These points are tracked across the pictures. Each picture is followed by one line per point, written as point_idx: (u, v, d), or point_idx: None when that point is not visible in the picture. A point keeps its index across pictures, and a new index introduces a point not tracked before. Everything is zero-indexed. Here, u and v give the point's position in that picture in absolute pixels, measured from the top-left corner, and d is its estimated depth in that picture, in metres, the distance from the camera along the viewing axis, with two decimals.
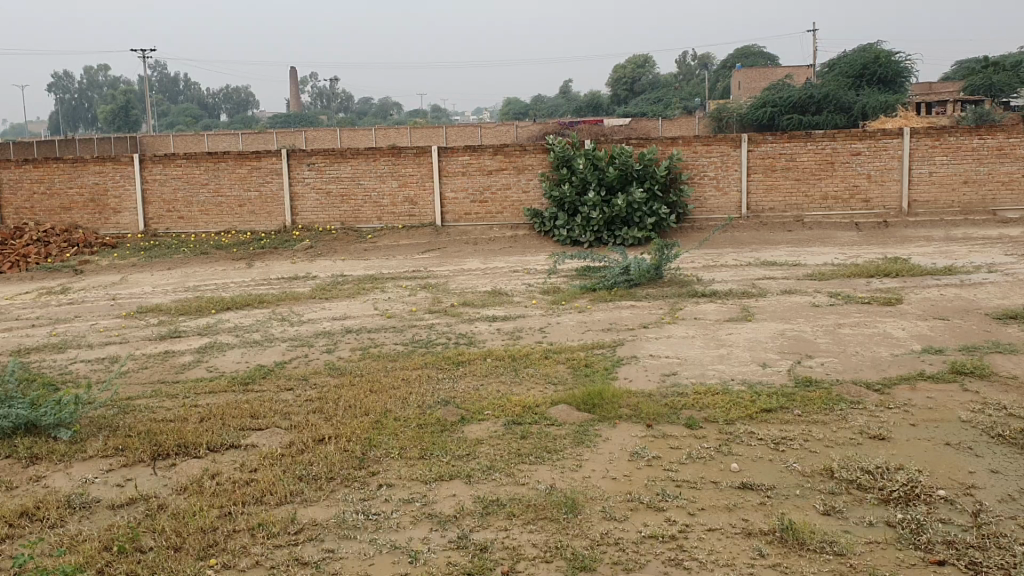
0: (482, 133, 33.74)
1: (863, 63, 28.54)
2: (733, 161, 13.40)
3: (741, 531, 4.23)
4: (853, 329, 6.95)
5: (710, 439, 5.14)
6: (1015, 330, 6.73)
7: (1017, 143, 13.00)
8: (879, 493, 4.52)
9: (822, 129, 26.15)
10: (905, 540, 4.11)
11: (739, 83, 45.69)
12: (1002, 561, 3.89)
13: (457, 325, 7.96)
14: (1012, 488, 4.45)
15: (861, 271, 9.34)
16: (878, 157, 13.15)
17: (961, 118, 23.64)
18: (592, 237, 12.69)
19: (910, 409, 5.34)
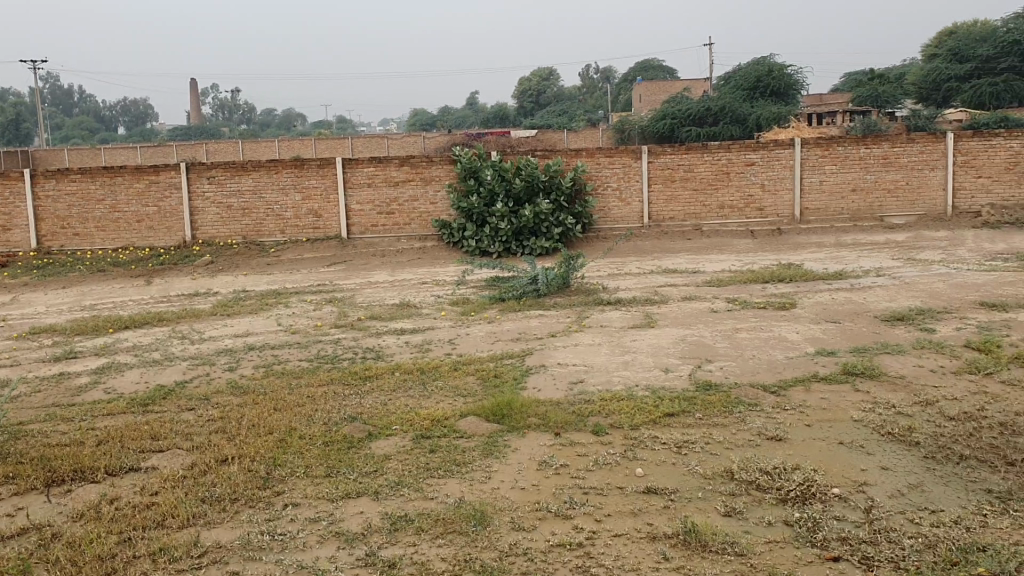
0: (391, 144, 33.96)
1: (757, 76, 30.34)
2: (634, 173, 13.79)
3: (646, 535, 4.18)
4: (750, 334, 7.72)
5: (616, 445, 5.30)
6: (900, 332, 7.65)
7: (901, 152, 13.74)
8: (778, 493, 4.58)
9: (719, 140, 27.33)
10: (802, 538, 4.11)
11: (640, 96, 46.49)
12: (892, 555, 3.90)
13: (364, 339, 8.10)
14: (900, 484, 4.65)
15: (758, 278, 10.11)
16: (771, 167, 13.78)
17: (849, 128, 24.45)
18: (501, 247, 13.04)
19: (806, 411, 5.81)
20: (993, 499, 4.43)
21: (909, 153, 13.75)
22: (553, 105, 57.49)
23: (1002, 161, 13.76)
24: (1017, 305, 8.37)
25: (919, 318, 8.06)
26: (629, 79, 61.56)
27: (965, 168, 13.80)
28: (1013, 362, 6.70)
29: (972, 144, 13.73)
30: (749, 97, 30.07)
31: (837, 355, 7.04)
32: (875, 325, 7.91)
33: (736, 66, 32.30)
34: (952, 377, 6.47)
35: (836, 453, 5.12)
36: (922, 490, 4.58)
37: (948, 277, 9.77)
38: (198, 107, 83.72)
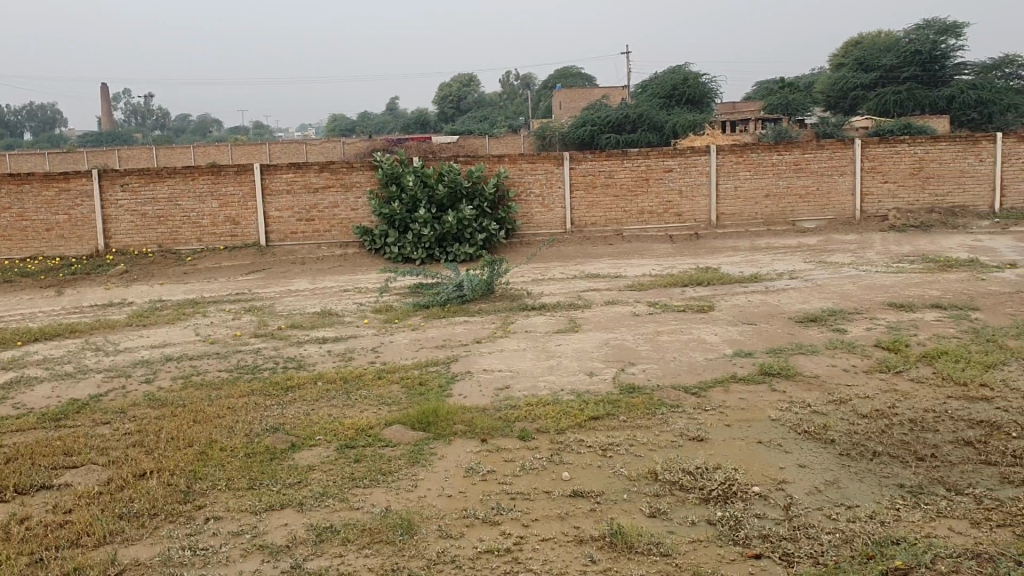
0: (310, 150, 33.56)
1: (673, 84, 30.90)
2: (556, 179, 13.89)
3: (573, 538, 4.21)
4: (671, 337, 7.85)
5: (542, 449, 5.33)
6: (814, 333, 7.88)
7: (811, 159, 14.16)
8: (701, 493, 4.67)
9: (637, 147, 27.74)
10: (725, 537, 4.19)
11: (560, 103, 46.89)
12: (811, 551, 4.01)
13: (285, 348, 7.98)
14: (817, 481, 4.79)
15: (678, 281, 10.30)
16: (688, 174, 14.05)
17: (762, 135, 25.09)
18: (423, 254, 12.99)
19: (726, 412, 5.93)
20: (905, 493, 4.59)
21: (819, 159, 14.18)
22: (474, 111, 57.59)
23: (906, 167, 14.29)
24: (922, 305, 8.70)
25: (831, 318, 8.31)
26: (548, 86, 62.09)
27: (872, 174, 14.29)
28: (921, 360, 6.96)
29: (878, 150, 14.22)
30: (665, 105, 30.61)
31: (755, 356, 7.22)
32: (790, 326, 8.13)
33: (652, 74, 32.84)
34: (864, 375, 6.68)
35: (755, 452, 5.24)
36: (837, 487, 4.72)
37: (858, 279, 10.10)
38: (107, 112, 81.35)
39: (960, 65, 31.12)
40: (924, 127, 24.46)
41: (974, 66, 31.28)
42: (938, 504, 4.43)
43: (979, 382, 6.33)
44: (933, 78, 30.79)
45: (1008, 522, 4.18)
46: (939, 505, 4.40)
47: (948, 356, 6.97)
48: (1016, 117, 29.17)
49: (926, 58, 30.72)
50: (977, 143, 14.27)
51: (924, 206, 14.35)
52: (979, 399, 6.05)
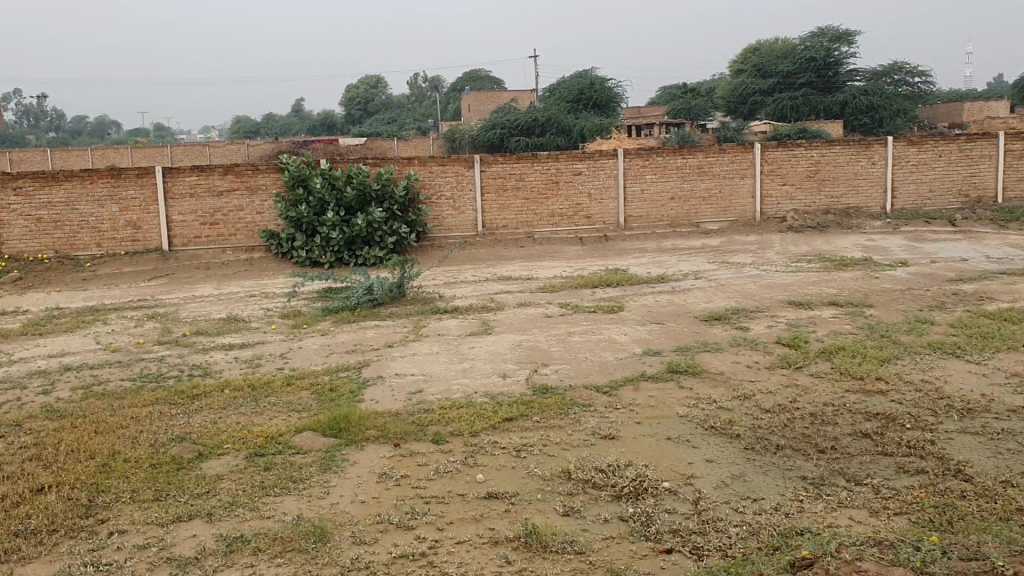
0: (213, 153, 32.80)
1: (580, 88, 31.29)
2: (467, 182, 13.90)
3: (488, 540, 4.23)
4: (582, 337, 7.95)
5: (456, 452, 5.33)
6: (719, 331, 8.09)
7: (714, 162, 14.52)
8: (613, 490, 4.74)
9: (546, 150, 27.98)
10: (637, 533, 4.27)
11: (468, 106, 46.94)
12: (719, 544, 4.11)
13: (190, 355, 7.77)
14: (724, 475, 4.91)
15: (588, 283, 10.43)
16: (597, 176, 14.23)
17: (666, 139, 25.63)
18: (332, 257, 12.82)
19: (637, 409, 6.04)
20: (808, 485, 4.76)
21: (721, 162, 14.55)
22: (381, 114, 57.18)
23: (804, 170, 14.79)
24: (820, 303, 9.02)
25: (735, 317, 8.54)
26: (456, 89, 62.11)
27: (772, 177, 14.74)
28: (820, 356, 7.21)
29: (777, 154, 14.67)
30: (574, 108, 30.95)
31: (663, 355, 7.37)
32: (696, 325, 8.33)
33: (560, 78, 33.20)
34: (767, 372, 6.89)
35: (665, 448, 5.35)
36: (744, 480, 4.86)
37: (759, 279, 10.41)
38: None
39: (852, 71, 32.41)
40: (820, 132, 25.35)
41: (865, 72, 32.69)
42: (838, 495, 4.60)
43: (875, 376, 6.61)
44: (827, 83, 31.96)
45: (904, 510, 4.37)
46: (840, 495, 4.57)
47: (846, 351, 7.24)
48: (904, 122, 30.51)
49: (821, 64, 32.07)
50: (869, 147, 14.85)
51: (821, 208, 14.88)
52: (874, 392, 6.31)
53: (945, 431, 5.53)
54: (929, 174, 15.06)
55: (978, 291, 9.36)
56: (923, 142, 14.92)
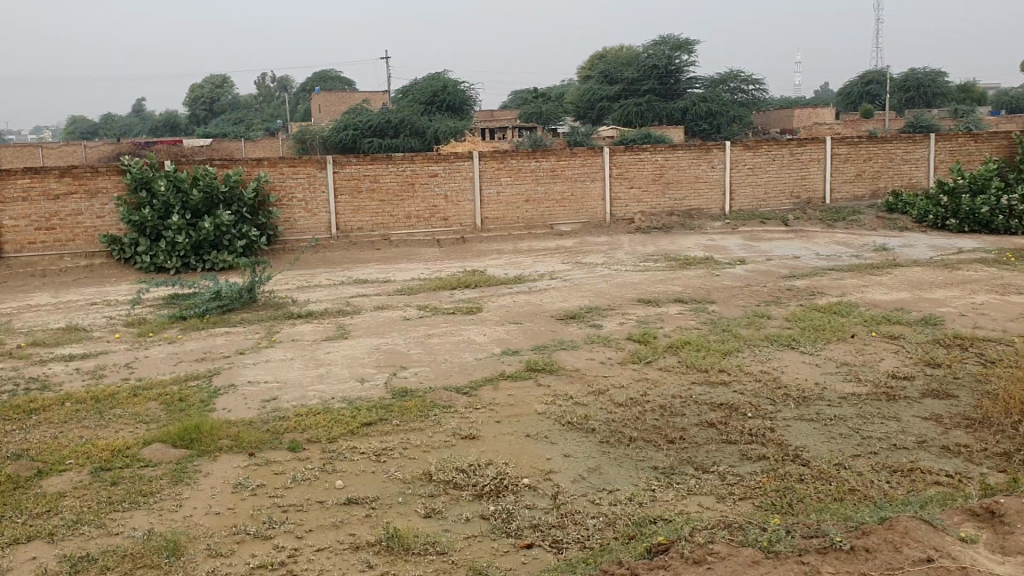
0: (45, 154, 30.93)
1: (433, 90, 31.31)
2: (319, 183, 13.65)
3: (349, 545, 4.19)
4: (440, 339, 7.97)
5: (314, 459, 5.25)
6: (574, 329, 8.29)
7: (567, 165, 14.83)
8: (473, 489, 4.79)
9: (399, 152, 27.84)
10: (497, 530, 4.33)
11: (318, 107, 46.14)
12: (578, 536, 4.22)
13: (26, 368, 7.32)
14: (581, 469, 5.05)
15: (444, 285, 10.46)
16: (452, 178, 14.27)
17: (518, 142, 26.03)
18: (179, 262, 12.31)
19: (495, 408, 6.12)
20: (660, 474, 4.95)
21: (573, 165, 14.88)
22: (227, 114, 55.41)
23: (650, 173, 15.33)
24: (667, 300, 9.37)
25: (588, 315, 8.77)
26: (306, 89, 60.91)
27: (620, 180, 15.19)
28: (668, 350, 7.50)
29: (626, 158, 15.14)
30: (427, 110, 30.92)
31: (521, 354, 7.48)
32: (552, 324, 8.50)
33: (412, 81, 33.13)
34: (619, 367, 7.11)
35: (524, 446, 5.45)
36: (600, 472, 5.01)
37: (610, 278, 10.72)
38: None
39: (692, 79, 33.80)
40: (663, 137, 26.30)
41: (704, 80, 34.17)
42: (688, 482, 4.81)
43: (719, 369, 6.93)
44: (669, 90, 33.19)
45: (749, 495, 4.61)
46: (689, 483, 4.78)
47: (692, 346, 7.56)
48: (740, 126, 31.98)
49: (663, 72, 33.35)
50: (709, 152, 15.54)
51: (666, 210, 15.46)
52: (719, 383, 6.62)
53: (783, 418, 5.87)
54: (765, 176, 15.89)
55: (809, 286, 9.96)
56: (758, 146, 15.74)
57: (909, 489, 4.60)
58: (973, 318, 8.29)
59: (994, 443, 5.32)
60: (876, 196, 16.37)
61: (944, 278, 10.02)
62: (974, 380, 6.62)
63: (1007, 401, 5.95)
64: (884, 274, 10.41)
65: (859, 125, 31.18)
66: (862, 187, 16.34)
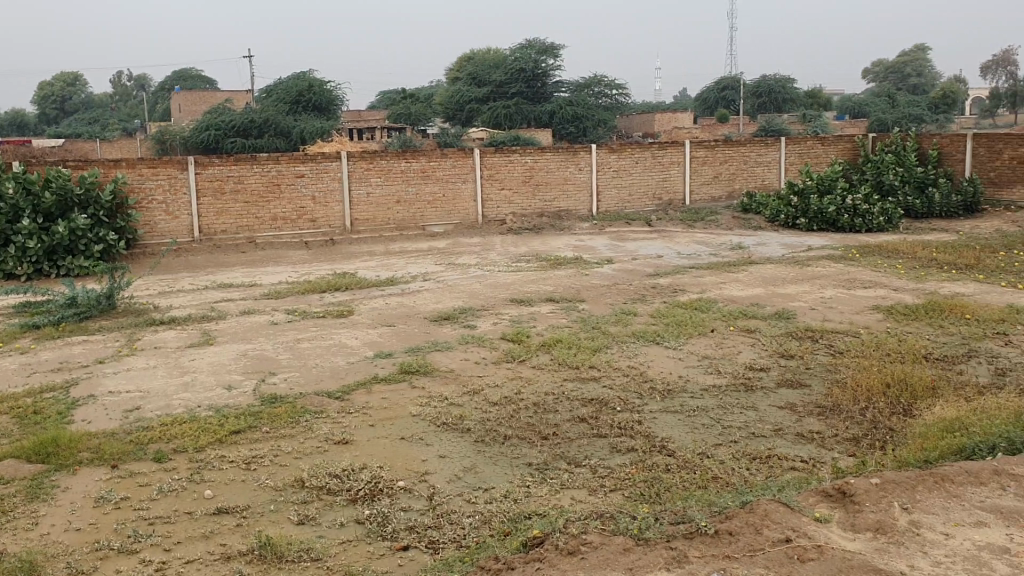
0: None
1: (298, 90, 30.75)
2: (181, 185, 13.20)
3: (220, 556, 4.09)
4: (311, 343, 7.86)
5: (181, 469, 5.09)
6: (447, 330, 8.32)
7: (437, 166, 14.85)
8: (348, 494, 4.75)
9: (264, 153, 27.20)
10: (373, 534, 4.31)
11: (178, 106, 44.61)
12: (454, 535, 4.25)
13: None
14: (456, 469, 5.08)
15: (314, 288, 10.31)
16: (320, 179, 14.06)
17: (388, 143, 25.87)
18: (31, 268, 11.61)
19: (368, 412, 6.09)
20: (534, 471, 5.04)
21: (443, 167, 14.91)
22: (79, 112, 52.83)
23: (520, 175, 15.51)
24: (538, 299, 9.52)
25: (461, 316, 8.81)
26: (165, 88, 58.75)
27: (490, 181, 15.32)
28: (540, 349, 7.63)
29: (495, 159, 15.28)
30: (293, 110, 30.33)
31: (393, 356, 7.46)
32: (425, 325, 8.50)
33: (277, 80, 32.45)
34: (492, 366, 7.19)
35: (398, 448, 5.44)
36: (475, 471, 5.06)
37: (482, 278, 10.81)
38: None
39: (558, 82, 34.39)
40: (531, 138, 26.65)
41: (569, 84, 34.82)
42: (561, 477, 4.91)
43: (589, 365, 7.10)
44: (536, 93, 33.64)
45: (619, 486, 4.75)
46: (562, 478, 4.89)
47: (563, 344, 7.71)
48: (606, 130, 32.91)
49: (530, 75, 33.78)
50: (576, 154, 15.86)
51: (536, 211, 15.69)
52: (589, 379, 6.78)
53: (650, 411, 6.07)
54: (629, 178, 16.34)
55: (672, 284, 10.31)
56: (622, 149, 16.17)
57: (768, 475, 4.84)
58: (822, 311, 8.77)
59: (844, 429, 5.66)
60: (733, 196, 17.08)
61: (795, 274, 10.56)
62: (824, 370, 7.01)
63: (854, 389, 6.33)
64: (741, 271, 10.89)
65: (717, 129, 32.41)
66: (720, 188, 17.02)
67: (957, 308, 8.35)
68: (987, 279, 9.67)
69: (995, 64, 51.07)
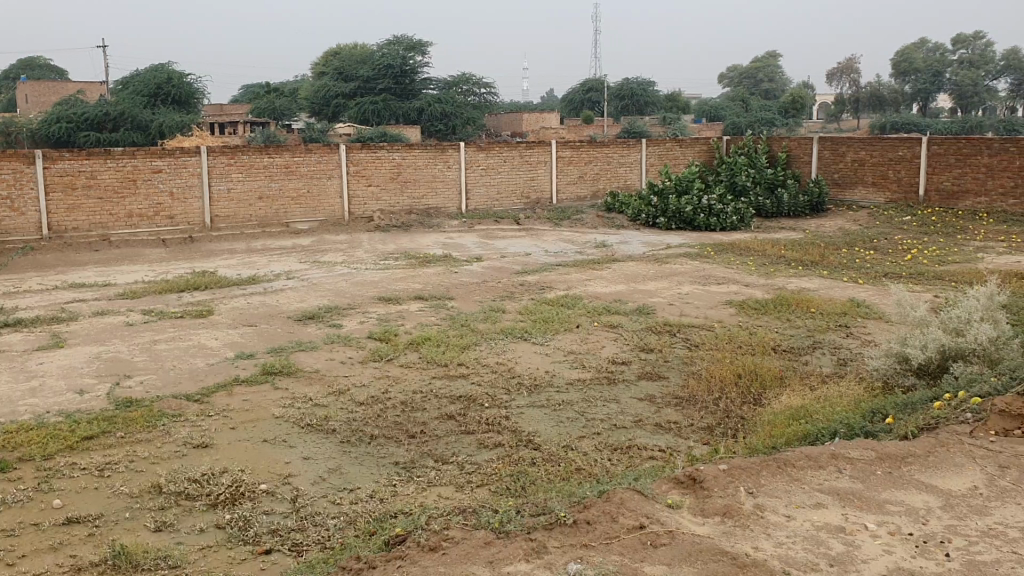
0: None
1: (156, 82, 29.54)
2: (27, 179, 12.47)
3: (70, 568, 3.92)
4: (169, 345, 7.60)
5: (27, 479, 4.84)
6: (312, 329, 8.20)
7: (301, 162, 14.59)
8: (208, 499, 4.63)
9: (120, 146, 25.85)
10: (234, 539, 4.22)
11: (25, 96, 42.04)
12: (319, 537, 4.21)
13: None
14: (321, 471, 5.02)
15: (173, 287, 9.96)
16: (178, 174, 13.57)
17: (251, 137, 25.23)
18: None
19: (229, 414, 5.94)
20: (400, 469, 5.03)
21: (308, 162, 14.66)
22: None
23: (386, 172, 15.40)
24: (406, 298, 9.48)
25: (327, 315, 8.70)
26: (8, 76, 55.38)
27: (357, 178, 15.16)
28: (408, 347, 7.61)
29: (361, 156, 15.13)
30: (150, 103, 29.10)
31: (256, 357, 7.30)
32: (289, 325, 8.35)
33: (134, 71, 31.10)
34: (359, 366, 7.13)
35: (260, 451, 5.33)
36: (340, 472, 5.01)
37: (349, 276, 10.70)
38: None
39: (426, 79, 34.29)
40: (399, 135, 26.48)
41: (438, 81, 34.75)
42: (428, 475, 4.93)
43: (457, 362, 7.14)
44: (405, 89, 33.38)
45: (485, 482, 4.81)
46: (429, 476, 4.90)
47: (431, 342, 7.72)
48: (472, 130, 33.22)
49: (398, 71, 33.46)
50: (444, 152, 15.88)
51: (403, 208, 15.62)
52: (457, 377, 6.83)
53: (517, 406, 6.16)
54: (496, 176, 16.48)
55: (539, 281, 10.45)
56: (490, 148, 16.29)
57: (628, 465, 5.00)
58: (679, 307, 9.10)
59: (699, 418, 5.91)
60: (597, 196, 17.48)
61: (654, 271, 10.90)
62: (681, 362, 7.28)
63: (708, 380, 6.60)
64: (604, 269, 11.16)
65: (581, 129, 33.03)
66: (585, 188, 17.38)
67: (803, 303, 8.82)
68: (830, 275, 10.24)
69: (838, 72, 54.10)
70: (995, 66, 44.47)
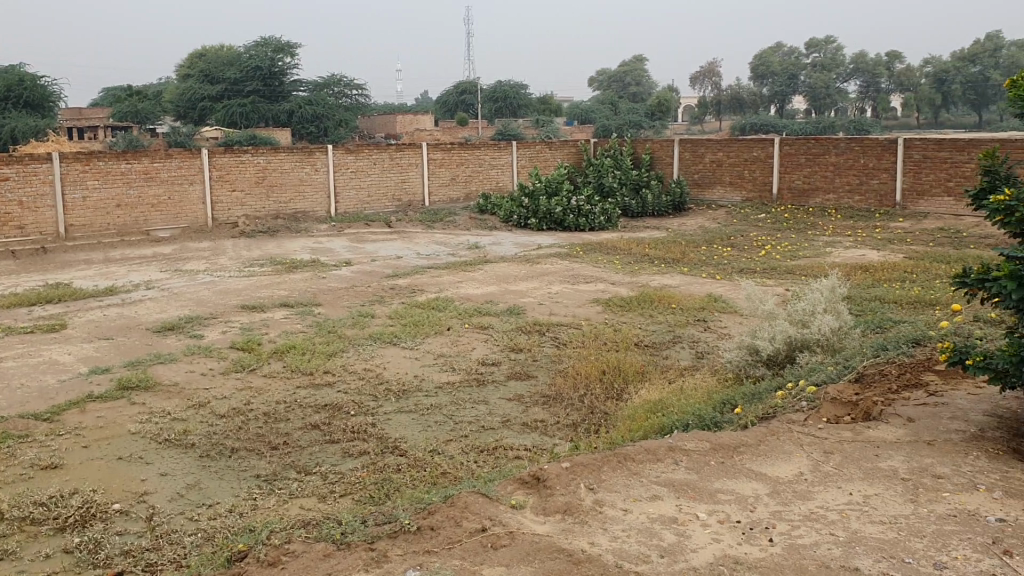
0: None
1: (6, 85, 28.05)
2: None
3: None
4: (16, 361, 7.24)
5: None
6: (172, 341, 7.96)
7: (160, 167, 14.14)
8: (55, 523, 4.44)
9: None
10: (83, 563, 4.06)
11: None
12: (174, 555, 4.09)
13: None
14: (179, 488, 4.89)
15: (23, 300, 9.49)
16: (27, 183, 12.89)
17: (111, 142, 24.28)
18: None
19: (81, 433, 5.71)
20: (261, 482, 4.94)
21: (167, 168, 14.23)
22: None
23: (251, 176, 15.09)
24: (271, 305, 9.31)
25: (188, 325, 8.46)
26: None
27: (220, 183, 14.79)
28: (272, 356, 7.49)
29: (224, 160, 14.77)
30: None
31: (111, 371, 7.03)
32: (147, 337, 8.08)
33: None
34: (220, 377, 6.96)
35: (114, 469, 5.15)
36: (199, 488, 4.89)
37: (213, 284, 10.43)
38: None
39: (296, 81, 33.69)
40: (269, 139, 25.97)
41: (308, 83, 34.17)
42: (290, 486, 4.86)
43: (323, 370, 7.06)
44: (274, 91, 32.70)
45: (349, 491, 4.77)
46: (291, 487, 4.84)
47: (296, 349, 7.61)
48: (345, 132, 32.82)
49: (267, 73, 32.65)
50: (311, 155, 15.66)
51: (270, 213, 15.32)
52: (323, 385, 6.74)
53: (385, 413, 6.14)
54: (366, 179, 16.35)
55: (410, 284, 10.43)
56: (359, 150, 16.15)
57: (493, 466, 5.06)
58: (548, 306, 9.23)
59: (564, 416, 6.02)
60: (469, 198, 17.55)
61: (524, 272, 11.04)
62: (549, 361, 7.40)
63: (574, 377, 6.73)
64: (475, 270, 11.23)
65: (456, 132, 33.10)
66: (456, 190, 17.42)
67: (665, 299, 9.09)
68: (690, 271, 10.58)
69: (700, 75, 55.87)
70: (844, 68, 46.66)
